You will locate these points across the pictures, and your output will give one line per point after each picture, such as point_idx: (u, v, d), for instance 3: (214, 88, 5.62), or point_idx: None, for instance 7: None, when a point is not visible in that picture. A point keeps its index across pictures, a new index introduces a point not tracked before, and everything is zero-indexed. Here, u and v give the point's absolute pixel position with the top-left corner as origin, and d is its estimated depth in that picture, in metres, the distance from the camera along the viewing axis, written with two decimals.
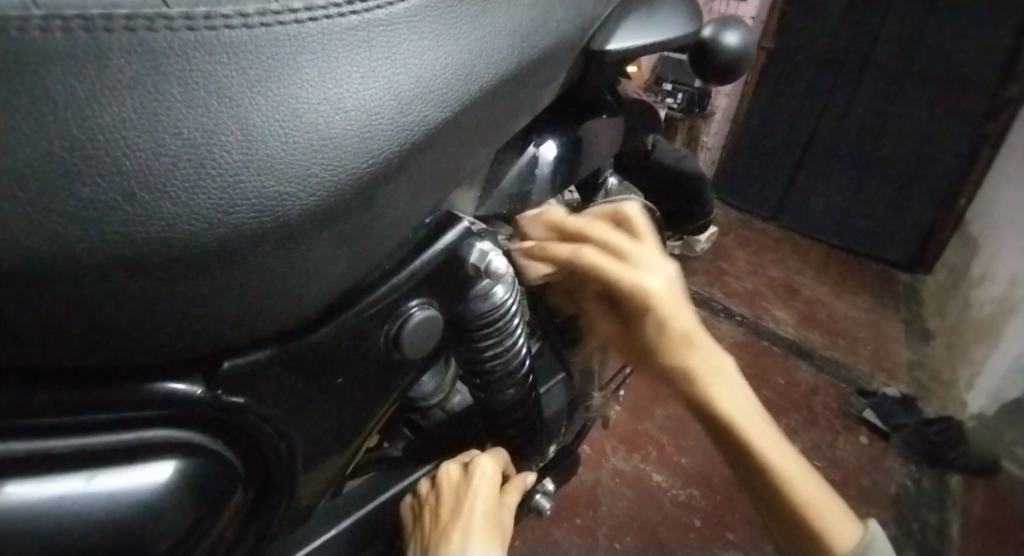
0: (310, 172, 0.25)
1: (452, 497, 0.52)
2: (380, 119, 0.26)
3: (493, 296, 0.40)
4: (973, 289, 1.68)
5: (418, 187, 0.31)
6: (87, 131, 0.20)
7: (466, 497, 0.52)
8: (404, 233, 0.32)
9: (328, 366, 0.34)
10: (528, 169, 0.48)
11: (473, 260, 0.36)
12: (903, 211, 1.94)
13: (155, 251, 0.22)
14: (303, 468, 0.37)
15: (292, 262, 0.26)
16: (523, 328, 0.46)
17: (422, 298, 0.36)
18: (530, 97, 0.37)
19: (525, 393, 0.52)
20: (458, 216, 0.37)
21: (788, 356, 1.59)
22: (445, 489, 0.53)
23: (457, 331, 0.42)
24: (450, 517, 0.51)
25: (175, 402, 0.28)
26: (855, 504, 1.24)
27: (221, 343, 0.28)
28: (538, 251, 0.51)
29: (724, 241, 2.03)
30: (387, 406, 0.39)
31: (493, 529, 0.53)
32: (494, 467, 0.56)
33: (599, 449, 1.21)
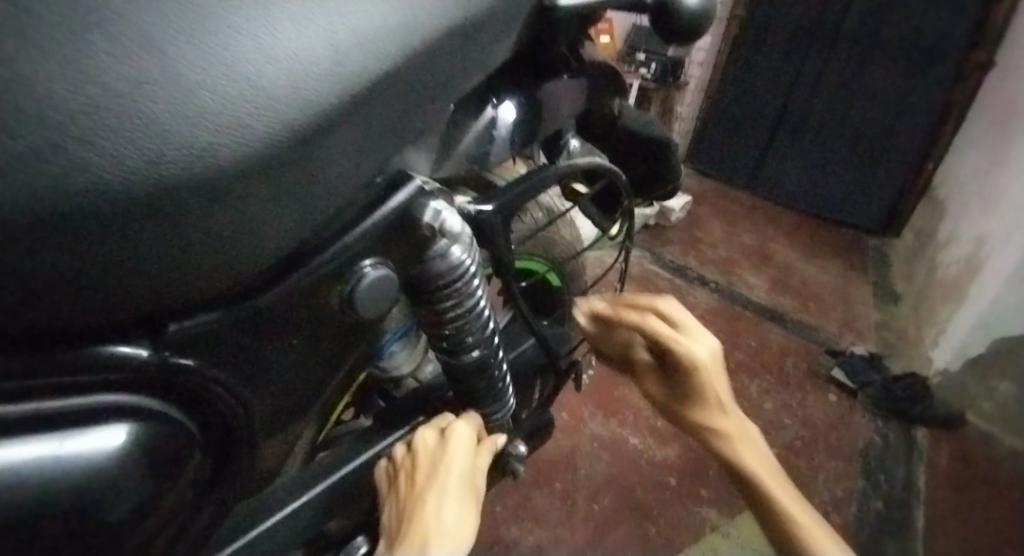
0: (245, 123, 0.24)
1: (427, 461, 0.53)
2: (317, 68, 0.26)
3: (452, 256, 0.40)
4: (939, 252, 1.72)
5: (363, 143, 0.31)
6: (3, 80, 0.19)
7: (442, 461, 0.52)
8: (350, 191, 0.32)
9: (284, 327, 0.34)
10: (486, 131, 0.48)
11: (427, 220, 0.36)
12: (871, 177, 1.98)
13: (80, 204, 0.21)
14: (262, 432, 0.37)
15: (233, 214, 0.26)
16: (485, 289, 0.47)
17: (376, 257, 0.36)
18: (480, 54, 0.37)
19: (491, 355, 0.52)
20: (410, 175, 0.37)
21: (762, 321, 1.63)
22: (420, 455, 0.53)
23: (416, 291, 0.42)
24: (426, 481, 0.51)
25: (124, 366, 0.28)
26: (824, 459, 1.29)
27: (168, 303, 0.28)
28: (500, 215, 0.51)
29: (699, 209, 2.05)
30: (346, 367, 0.40)
31: (470, 493, 0.52)
32: (470, 434, 0.56)
33: (577, 414, 1.24)
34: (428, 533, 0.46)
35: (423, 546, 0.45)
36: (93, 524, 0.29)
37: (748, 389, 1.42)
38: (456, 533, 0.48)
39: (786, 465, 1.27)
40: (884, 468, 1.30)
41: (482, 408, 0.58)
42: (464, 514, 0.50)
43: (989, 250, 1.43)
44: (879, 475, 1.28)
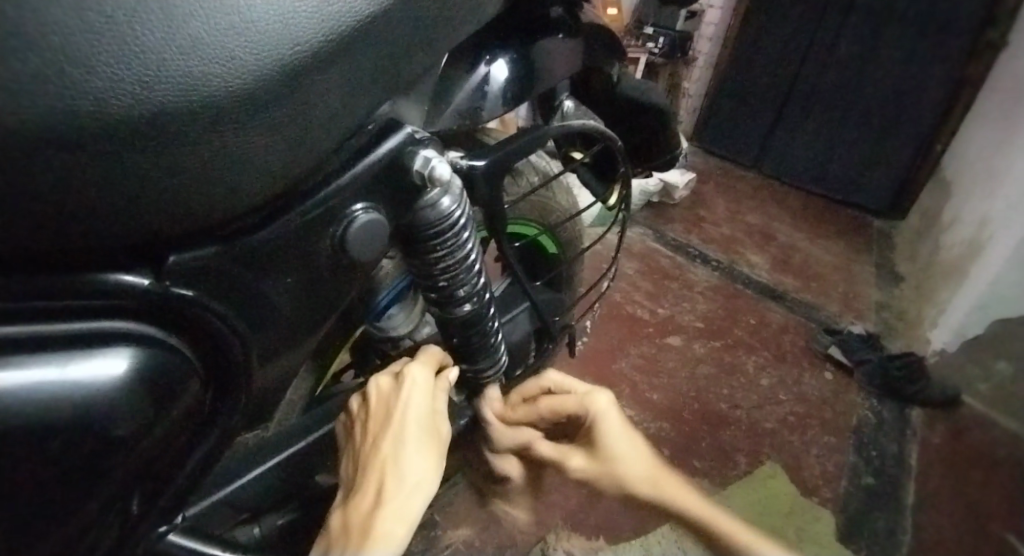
0: (236, 55, 0.25)
1: (381, 410, 0.50)
2: (305, 7, 0.27)
3: (441, 206, 0.42)
4: (943, 233, 1.72)
5: (353, 84, 0.32)
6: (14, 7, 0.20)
7: (395, 408, 0.50)
8: (342, 134, 0.33)
9: (279, 268, 0.35)
10: (478, 88, 0.49)
11: (417, 167, 0.38)
12: (879, 157, 1.96)
13: (81, 125, 0.23)
14: (258, 369, 0.39)
15: (228, 144, 0.27)
16: (475, 243, 0.48)
17: (367, 201, 0.37)
18: (470, 5, 0.38)
19: (483, 310, 0.54)
20: (402, 123, 0.38)
21: (762, 299, 1.64)
22: (375, 403, 0.51)
23: (407, 240, 0.43)
24: (379, 429, 0.49)
25: (127, 293, 0.30)
26: (818, 434, 1.32)
27: (167, 233, 0.29)
28: (491, 171, 0.52)
29: (703, 188, 2.04)
30: (340, 312, 0.41)
31: (431, 435, 0.50)
32: (426, 372, 0.53)
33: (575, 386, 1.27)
34: (381, 494, 0.45)
35: (375, 505, 0.44)
36: (100, 443, 0.31)
37: (745, 364, 1.44)
38: (414, 484, 0.46)
39: (779, 439, 1.29)
40: (875, 443, 1.32)
41: (476, 365, 0.60)
42: (425, 459, 0.48)
43: (992, 230, 1.43)
44: (872, 451, 1.30)
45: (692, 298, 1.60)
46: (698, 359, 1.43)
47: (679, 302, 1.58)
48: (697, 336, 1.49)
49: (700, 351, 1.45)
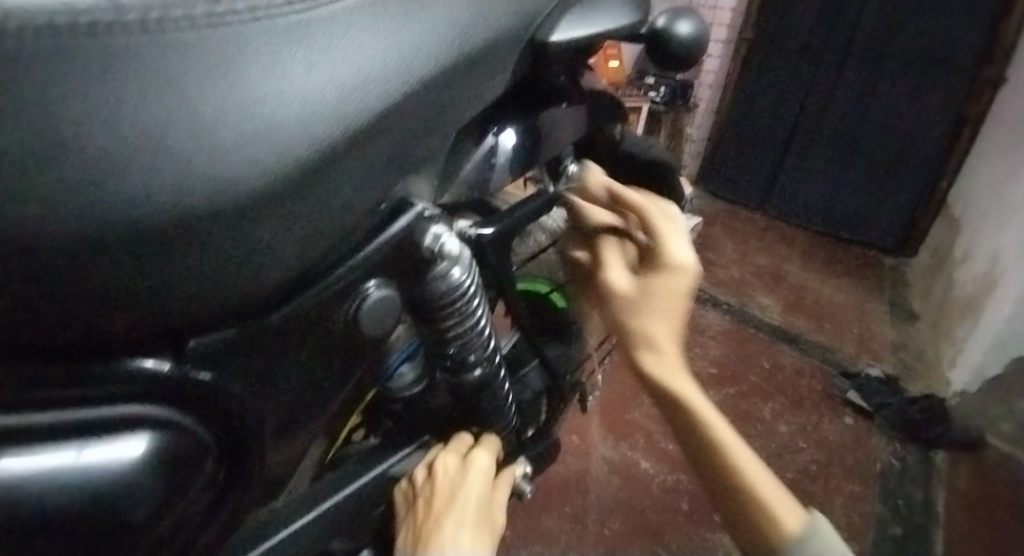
0: (257, 158, 0.27)
1: (446, 489, 0.59)
2: (324, 109, 0.29)
3: (452, 277, 0.42)
4: (955, 271, 1.71)
5: (365, 171, 0.33)
6: (57, 127, 0.22)
7: (461, 490, 0.59)
8: (356, 216, 0.35)
9: (295, 345, 0.36)
10: (486, 159, 0.50)
11: (427, 243, 0.39)
12: (884, 197, 1.98)
13: (113, 235, 0.24)
14: (271, 444, 0.39)
15: (247, 238, 0.29)
16: (484, 309, 0.49)
17: (379, 278, 0.38)
18: (477, 86, 0.40)
19: (493, 373, 0.54)
20: (413, 201, 0.40)
21: (775, 342, 1.62)
22: (440, 481, 0.60)
23: (417, 310, 0.44)
24: (444, 506, 0.58)
25: (150, 379, 0.31)
26: (840, 483, 1.28)
27: (184, 320, 0.30)
28: (497, 238, 0.53)
29: (711, 231, 2.06)
30: (352, 383, 0.42)
31: (481, 517, 0.59)
32: (486, 461, 0.62)
33: (586, 439, 1.34)
34: None
35: None
36: (114, 528, 0.31)
37: (762, 411, 1.42)
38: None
39: (801, 489, 1.25)
40: (902, 491, 1.28)
41: (486, 427, 0.61)
42: (477, 538, 0.57)
43: (1005, 267, 1.42)
44: (898, 500, 1.26)
45: (704, 342, 1.59)
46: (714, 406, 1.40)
47: (691, 347, 1.57)
48: (711, 383, 1.47)
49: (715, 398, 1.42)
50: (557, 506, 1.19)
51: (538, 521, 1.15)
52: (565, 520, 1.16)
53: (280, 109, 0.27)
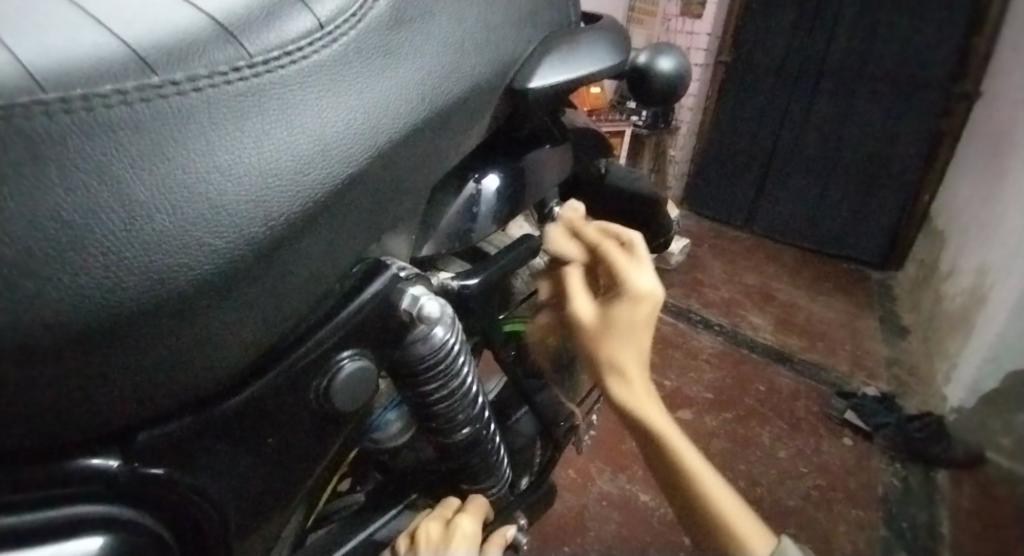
0: (203, 241, 0.24)
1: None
2: (279, 181, 0.26)
3: (435, 338, 0.40)
4: (942, 284, 1.71)
5: (332, 240, 0.31)
6: None
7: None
8: (324, 287, 0.33)
9: (263, 425, 0.33)
10: (468, 207, 0.48)
11: (405, 306, 0.36)
12: (868, 212, 1.99)
13: (43, 337, 0.22)
14: (237, 533, 0.36)
15: (199, 326, 0.26)
16: (471, 366, 0.46)
17: (354, 348, 0.36)
18: (452, 139, 0.38)
19: (482, 429, 0.52)
20: (387, 263, 0.37)
21: (769, 363, 1.60)
22: (421, 549, 0.48)
23: (399, 374, 0.41)
24: None
25: (98, 479, 0.28)
26: (844, 508, 1.25)
27: (135, 414, 0.27)
28: (484, 288, 0.50)
29: (699, 251, 2.05)
30: (329, 458, 0.39)
31: None
32: (476, 527, 0.51)
33: (585, 472, 1.31)
34: None
35: None
36: None
37: (760, 436, 1.39)
38: None
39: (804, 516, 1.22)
40: (905, 513, 1.26)
41: (477, 484, 0.57)
42: None
43: (993, 280, 1.42)
44: (902, 522, 1.24)
45: (698, 366, 1.56)
46: (711, 433, 1.37)
47: (685, 371, 1.54)
48: (707, 408, 1.44)
49: (712, 424, 1.39)
50: (554, 545, 1.14)
51: None
52: None
53: (230, 187, 0.25)
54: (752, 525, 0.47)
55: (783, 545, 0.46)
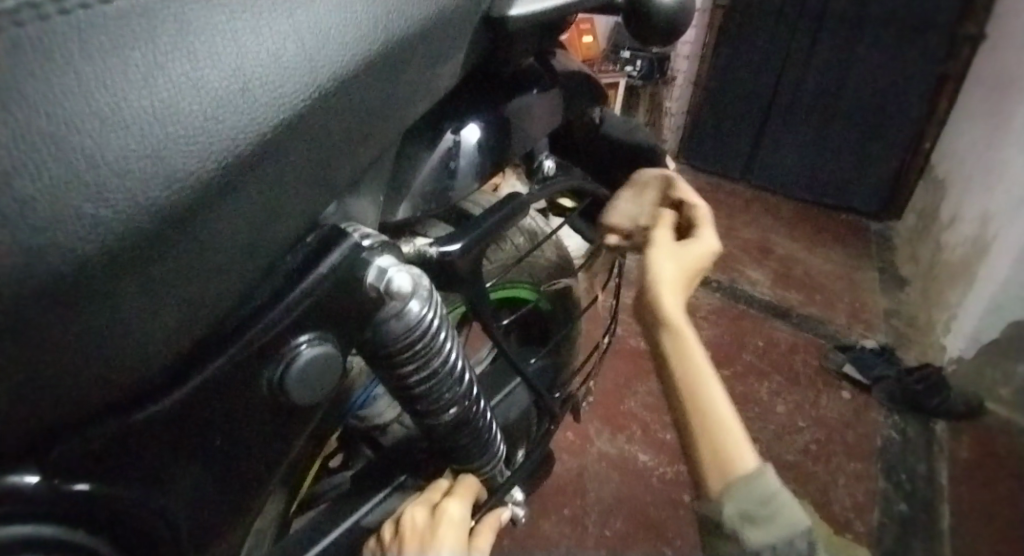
0: (91, 213, 0.19)
1: (416, 544, 0.42)
2: (187, 131, 0.21)
3: (410, 313, 0.35)
4: (943, 233, 1.66)
5: (266, 206, 0.26)
6: None
7: (432, 543, 0.42)
8: (263, 261, 0.28)
9: (207, 424, 0.29)
10: (444, 164, 0.42)
11: (372, 281, 0.31)
12: (867, 161, 1.92)
13: None
14: (193, 543, 0.32)
15: (98, 317, 0.21)
16: (455, 341, 0.41)
17: (312, 331, 0.31)
18: (413, 82, 0.32)
19: (471, 407, 0.47)
20: (347, 231, 0.32)
21: (766, 318, 1.57)
22: (408, 536, 0.43)
23: (372, 357, 0.37)
24: None
25: (17, 500, 0.23)
26: (843, 462, 1.24)
27: (44, 423, 0.23)
28: (467, 254, 0.44)
29: (695, 205, 1.97)
30: (294, 453, 0.35)
31: None
32: (466, 512, 0.45)
33: (584, 433, 1.28)
34: None
35: None
36: None
37: (758, 391, 1.37)
38: None
39: (802, 470, 1.22)
40: (904, 465, 1.25)
41: (467, 463, 0.53)
42: None
43: (996, 229, 1.37)
44: (901, 474, 1.24)
45: (696, 323, 1.53)
46: None
47: None
48: None
49: None
50: (555, 508, 1.14)
51: (537, 526, 1.10)
52: (565, 522, 1.12)
53: (121, 138, 0.19)
54: (743, 455, 0.48)
55: (763, 466, 0.48)
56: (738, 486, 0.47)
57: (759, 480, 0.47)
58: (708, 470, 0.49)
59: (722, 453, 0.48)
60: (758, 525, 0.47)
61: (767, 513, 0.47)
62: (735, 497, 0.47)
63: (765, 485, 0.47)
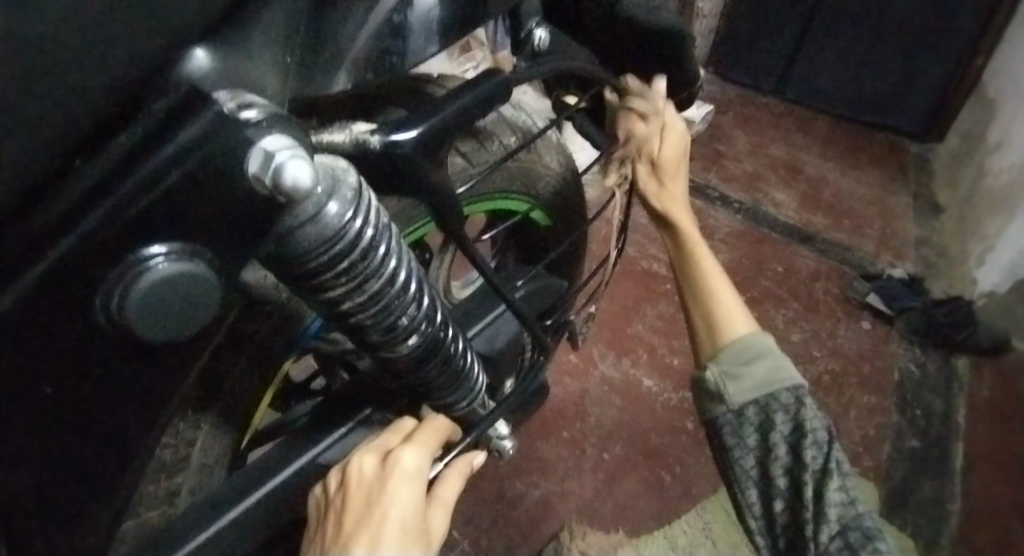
0: None
1: (361, 502, 0.36)
2: None
3: (329, 218, 0.26)
4: (987, 157, 1.49)
5: (37, 78, 0.18)
6: None
7: (380, 500, 0.36)
8: (62, 148, 0.21)
9: (37, 355, 0.23)
10: (391, 25, 0.31)
11: (256, 168, 0.22)
12: (916, 71, 1.71)
13: None
14: (58, 483, 0.27)
15: None
16: (406, 256, 0.33)
17: (169, 243, 0.22)
18: None
19: (437, 335, 0.39)
20: (210, 96, 0.22)
21: (789, 243, 1.45)
22: (353, 491, 0.37)
23: (290, 276, 0.28)
24: (353, 528, 0.35)
25: None
26: (856, 394, 1.18)
27: None
28: (424, 146, 0.34)
29: (722, 118, 1.79)
30: (185, 384, 0.29)
31: (417, 540, 0.36)
32: (423, 460, 0.39)
33: (588, 356, 1.22)
34: None
35: None
36: None
37: (774, 319, 1.28)
38: None
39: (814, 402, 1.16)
40: (920, 401, 1.19)
41: (439, 399, 0.46)
42: None
43: None
44: (916, 409, 1.17)
45: (713, 246, 1.42)
46: None
47: None
48: None
49: None
50: (552, 431, 1.10)
51: (532, 448, 1.07)
52: (562, 446, 1.08)
53: None
54: (739, 317, 0.61)
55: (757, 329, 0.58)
56: (729, 346, 0.58)
57: (751, 341, 0.57)
58: (705, 338, 0.62)
59: (716, 323, 0.61)
60: (739, 380, 0.56)
61: (756, 365, 0.56)
62: (727, 356, 0.57)
63: (757, 344, 0.57)
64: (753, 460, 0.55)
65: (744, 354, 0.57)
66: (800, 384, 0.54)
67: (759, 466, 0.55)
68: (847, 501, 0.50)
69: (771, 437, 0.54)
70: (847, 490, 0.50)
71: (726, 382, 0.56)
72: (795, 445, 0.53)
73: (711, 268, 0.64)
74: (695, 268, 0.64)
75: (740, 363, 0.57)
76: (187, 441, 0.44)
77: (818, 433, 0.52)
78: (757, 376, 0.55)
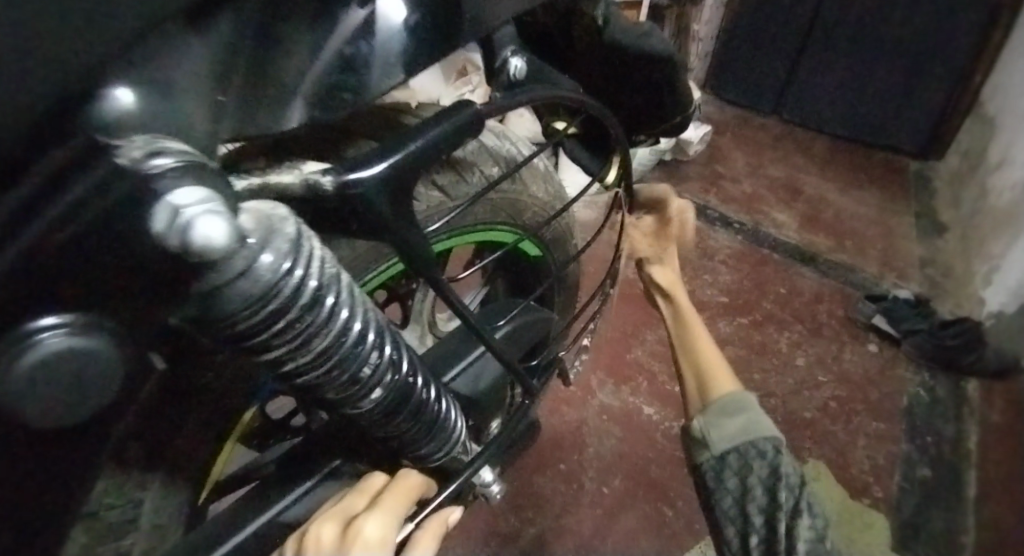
0: None
1: None
2: None
3: (262, 269, 0.23)
4: (988, 175, 1.46)
5: None
6: None
7: None
8: None
9: None
10: (348, 58, 0.29)
11: (164, 226, 0.19)
12: (914, 90, 1.69)
13: None
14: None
15: None
16: (358, 306, 0.30)
17: (71, 315, 0.22)
18: None
19: (402, 385, 0.36)
20: (118, 154, 0.20)
21: (790, 264, 1.42)
22: None
23: (221, 337, 0.25)
24: None
25: None
26: (864, 422, 1.13)
27: None
28: (385, 185, 0.31)
29: (720, 138, 1.77)
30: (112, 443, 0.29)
31: None
32: (386, 531, 0.37)
33: (585, 385, 1.17)
34: None
35: None
36: None
37: (777, 343, 1.24)
38: None
39: (820, 431, 1.11)
40: (930, 428, 1.15)
41: (412, 450, 0.43)
42: None
43: None
44: (926, 437, 1.13)
45: (713, 268, 1.38)
46: (724, 340, 1.24)
47: (697, 275, 1.37)
48: (721, 313, 1.29)
49: (726, 330, 1.25)
50: (548, 464, 1.06)
51: (528, 483, 1.03)
52: (559, 479, 1.04)
53: None
54: (726, 380, 0.61)
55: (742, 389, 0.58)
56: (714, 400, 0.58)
57: (736, 397, 0.57)
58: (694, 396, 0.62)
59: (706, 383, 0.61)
60: (721, 429, 0.56)
61: (739, 416, 0.56)
62: (712, 408, 0.57)
63: (741, 400, 0.57)
64: (733, 504, 0.54)
65: (726, 406, 0.57)
66: (779, 436, 0.54)
67: (736, 505, 0.54)
68: (816, 538, 0.50)
69: (749, 480, 0.54)
70: (817, 528, 0.51)
71: (709, 430, 0.56)
72: (772, 488, 0.53)
73: (706, 340, 0.65)
74: (691, 339, 0.66)
75: (724, 414, 0.56)
76: (136, 501, 0.40)
77: (790, 478, 0.53)
78: (739, 427, 0.55)
